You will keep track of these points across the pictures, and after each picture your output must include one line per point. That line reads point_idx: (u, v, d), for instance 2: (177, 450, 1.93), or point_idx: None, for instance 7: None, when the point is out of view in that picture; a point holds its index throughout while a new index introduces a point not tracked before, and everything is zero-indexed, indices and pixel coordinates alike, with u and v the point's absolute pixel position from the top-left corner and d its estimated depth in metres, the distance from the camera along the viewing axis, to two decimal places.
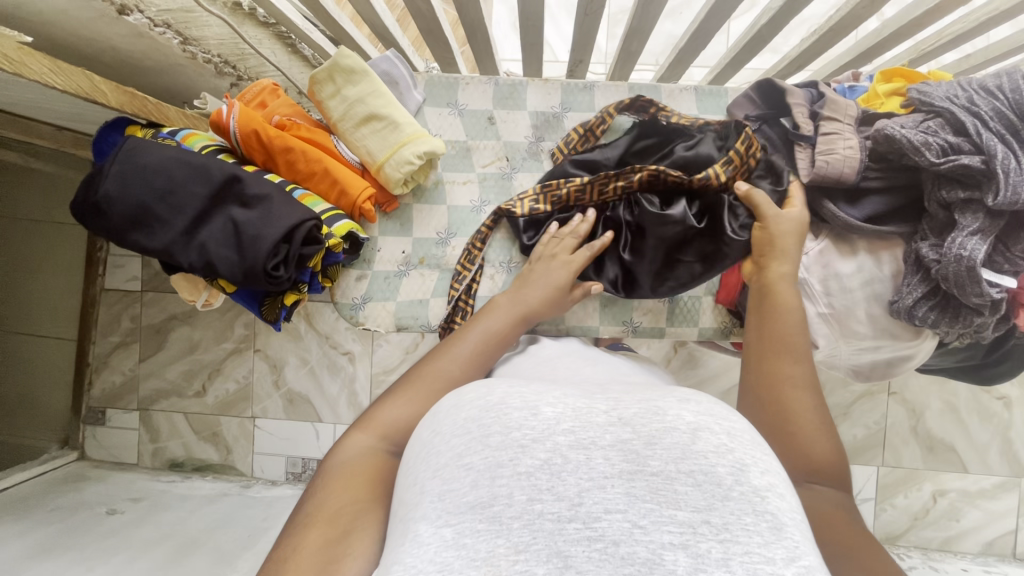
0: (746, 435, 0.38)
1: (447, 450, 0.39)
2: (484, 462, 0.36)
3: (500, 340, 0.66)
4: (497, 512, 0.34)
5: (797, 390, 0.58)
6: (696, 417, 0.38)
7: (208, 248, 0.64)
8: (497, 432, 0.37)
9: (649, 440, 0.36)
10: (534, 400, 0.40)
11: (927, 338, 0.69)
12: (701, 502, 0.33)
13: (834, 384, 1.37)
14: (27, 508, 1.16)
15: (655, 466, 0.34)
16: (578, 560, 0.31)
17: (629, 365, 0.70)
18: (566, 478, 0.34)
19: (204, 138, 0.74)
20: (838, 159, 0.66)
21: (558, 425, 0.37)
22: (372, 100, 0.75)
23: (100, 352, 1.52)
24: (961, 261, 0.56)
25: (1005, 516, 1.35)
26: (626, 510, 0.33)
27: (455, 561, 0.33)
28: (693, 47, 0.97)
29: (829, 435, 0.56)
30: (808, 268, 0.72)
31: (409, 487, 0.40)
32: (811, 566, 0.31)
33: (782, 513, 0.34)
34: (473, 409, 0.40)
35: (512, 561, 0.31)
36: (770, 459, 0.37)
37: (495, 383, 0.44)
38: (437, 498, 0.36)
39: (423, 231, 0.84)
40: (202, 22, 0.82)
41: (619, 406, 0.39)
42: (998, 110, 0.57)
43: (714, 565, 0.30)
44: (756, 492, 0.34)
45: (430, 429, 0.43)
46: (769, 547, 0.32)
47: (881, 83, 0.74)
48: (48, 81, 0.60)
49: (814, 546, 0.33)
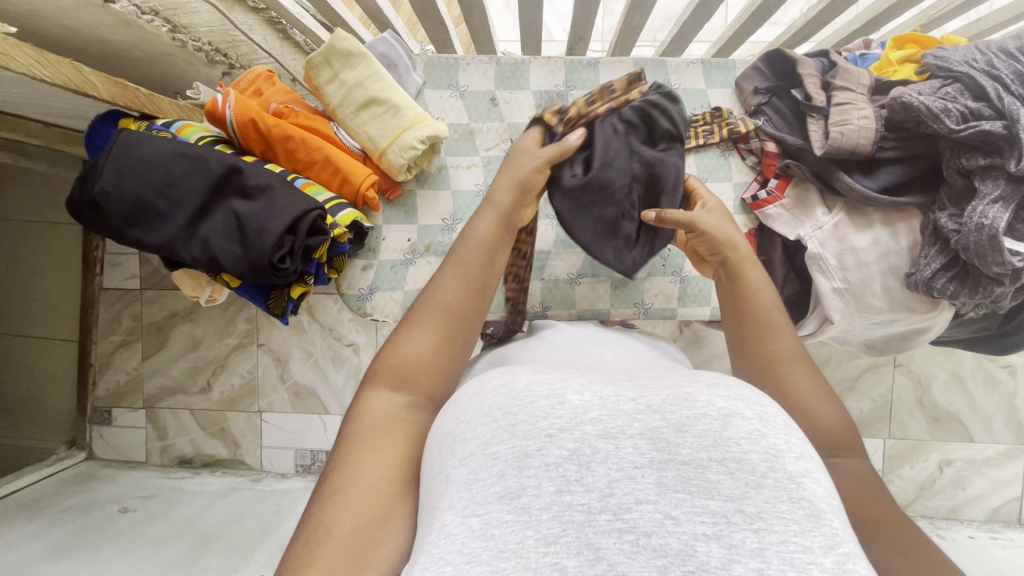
0: (778, 419, 0.36)
1: (472, 439, 0.37)
2: (511, 452, 0.34)
3: (479, 290, 0.56)
4: (527, 503, 0.32)
5: (792, 366, 0.53)
6: (726, 402, 0.36)
7: (210, 243, 0.62)
8: (524, 421, 0.35)
9: (678, 428, 0.34)
10: (559, 388, 0.37)
11: (944, 311, 0.67)
12: (735, 490, 0.31)
13: (841, 358, 1.36)
14: (39, 509, 1.17)
15: (686, 454, 0.33)
16: (609, 552, 0.30)
17: (644, 348, 0.67)
18: (595, 469, 0.33)
19: (199, 128, 0.72)
20: (853, 129, 0.65)
21: (586, 414, 0.35)
22: (371, 84, 0.72)
23: (102, 352, 1.51)
24: (982, 230, 0.55)
25: (1010, 483, 1.36)
26: (657, 500, 0.31)
27: (483, 552, 0.31)
28: (696, 21, 0.94)
29: (834, 405, 0.52)
30: (823, 243, 0.71)
31: (435, 476, 0.39)
32: (851, 553, 0.30)
33: (820, 500, 0.32)
34: (497, 397, 0.38)
35: (542, 553, 0.30)
36: (806, 445, 0.35)
37: (521, 368, 0.42)
38: (464, 487, 0.35)
39: (429, 219, 0.82)
40: (191, 9, 0.78)
41: (646, 394, 0.37)
42: (1020, 72, 0.55)
43: (749, 555, 0.29)
44: (792, 479, 0.32)
45: (454, 417, 0.41)
46: (806, 535, 0.30)
47: (894, 50, 0.72)
48: (36, 73, 0.58)
49: (853, 533, 0.32)
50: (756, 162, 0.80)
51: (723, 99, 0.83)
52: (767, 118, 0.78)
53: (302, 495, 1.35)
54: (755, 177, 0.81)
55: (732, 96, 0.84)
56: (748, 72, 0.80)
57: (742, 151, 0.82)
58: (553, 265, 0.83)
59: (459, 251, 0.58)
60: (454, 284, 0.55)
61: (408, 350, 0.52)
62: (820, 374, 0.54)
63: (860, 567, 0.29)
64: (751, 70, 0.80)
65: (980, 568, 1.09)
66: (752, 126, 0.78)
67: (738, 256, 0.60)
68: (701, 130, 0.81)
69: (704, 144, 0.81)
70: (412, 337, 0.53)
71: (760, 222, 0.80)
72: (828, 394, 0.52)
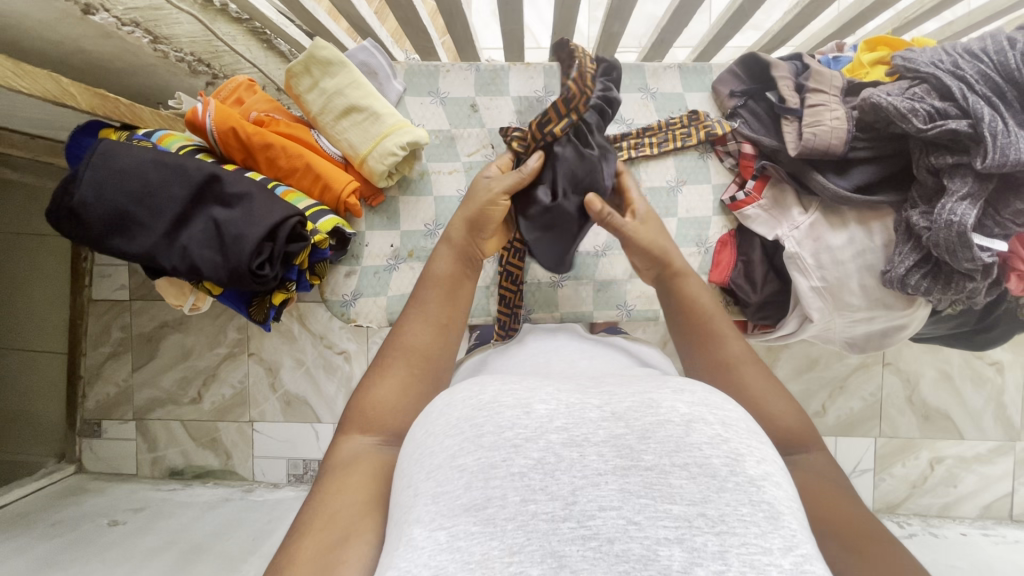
0: (741, 423, 0.36)
1: (440, 451, 0.37)
2: (477, 463, 0.34)
3: (442, 328, 0.59)
4: (492, 514, 0.32)
5: (747, 368, 0.55)
6: (690, 408, 0.36)
7: (190, 250, 0.63)
8: (490, 432, 0.35)
9: (642, 434, 0.34)
10: (526, 398, 0.38)
11: (920, 308, 0.68)
12: (697, 494, 0.32)
13: (830, 357, 1.37)
14: (28, 523, 1.16)
15: (649, 460, 0.33)
16: (573, 559, 0.30)
17: (623, 355, 0.68)
18: (560, 477, 0.33)
19: (180, 138, 0.73)
20: (825, 130, 0.66)
21: (551, 423, 0.35)
22: (351, 91, 0.73)
23: (91, 364, 1.50)
24: (952, 227, 0.56)
25: (1000, 479, 1.37)
26: (620, 506, 0.31)
27: (450, 564, 0.31)
28: (674, 27, 0.96)
29: (787, 400, 0.54)
30: (800, 242, 0.72)
31: (404, 489, 0.39)
32: (808, 554, 0.30)
33: (779, 502, 0.32)
34: (465, 408, 0.38)
35: (506, 563, 0.30)
36: (767, 449, 0.36)
37: (489, 378, 0.42)
38: (431, 500, 0.34)
39: (411, 224, 0.83)
40: (173, 20, 0.78)
41: (612, 400, 0.37)
42: (985, 73, 0.57)
43: (711, 558, 0.29)
44: (752, 482, 0.33)
45: (423, 430, 0.40)
46: (766, 537, 0.30)
47: (866, 52, 0.73)
48: (12, 83, 0.58)
49: (812, 534, 0.32)
50: (734, 164, 0.81)
51: (701, 102, 0.84)
52: (744, 120, 0.79)
53: (294, 504, 1.34)
54: (734, 179, 0.82)
55: (708, 100, 0.84)
56: (723, 76, 0.81)
57: (720, 153, 0.82)
58: (535, 268, 0.83)
59: (421, 291, 0.61)
60: (420, 330, 0.58)
61: (379, 394, 0.53)
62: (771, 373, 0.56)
63: (818, 567, 0.30)
64: (727, 73, 0.81)
65: (972, 565, 1.10)
66: (729, 128, 0.79)
67: (671, 269, 0.64)
68: (679, 133, 0.81)
69: (682, 147, 0.81)
70: (381, 380, 0.54)
71: (738, 222, 0.81)
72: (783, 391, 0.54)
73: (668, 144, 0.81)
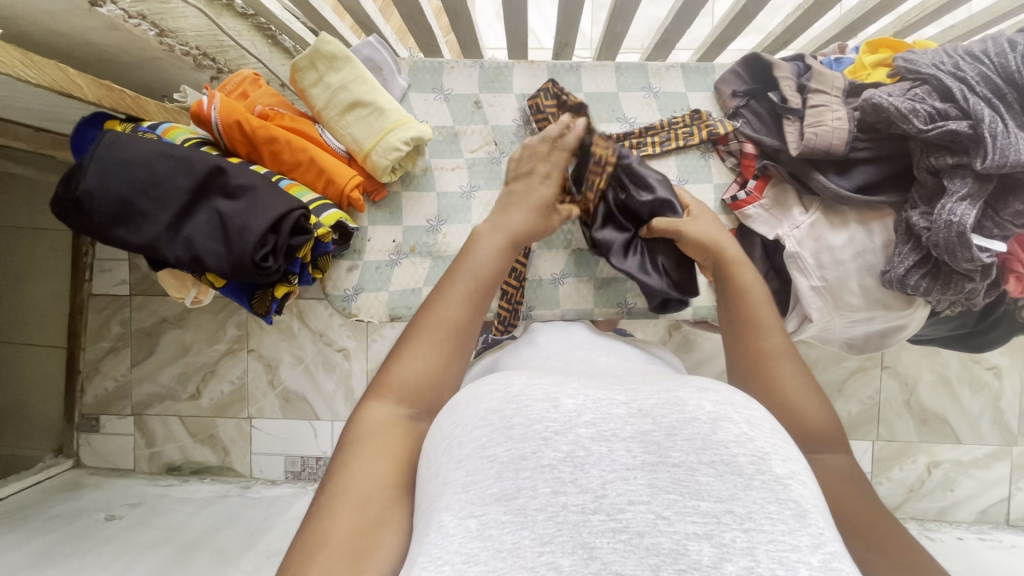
0: (765, 423, 0.36)
1: (469, 441, 0.37)
2: (508, 454, 0.34)
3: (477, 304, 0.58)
4: (523, 504, 0.32)
5: (784, 363, 0.55)
6: (716, 406, 0.36)
7: (194, 242, 0.63)
8: (520, 424, 0.35)
9: (669, 431, 0.34)
10: (554, 393, 0.38)
11: (919, 308, 0.69)
12: (725, 491, 0.32)
13: (828, 360, 1.38)
14: (25, 517, 1.15)
15: (677, 457, 0.33)
16: (603, 551, 0.30)
17: (638, 354, 0.68)
18: (589, 470, 0.33)
19: (185, 130, 0.73)
20: (827, 130, 0.66)
21: (579, 417, 0.36)
22: (355, 86, 0.74)
23: (90, 358, 1.49)
24: (951, 227, 0.56)
25: (997, 484, 1.37)
26: (649, 501, 0.31)
27: (480, 552, 0.31)
28: (677, 29, 0.97)
29: (822, 403, 0.54)
30: (800, 242, 0.72)
31: (431, 479, 0.39)
32: (837, 552, 0.30)
33: (805, 501, 0.32)
34: (493, 400, 0.38)
35: (537, 552, 0.30)
36: (792, 448, 0.36)
37: (516, 372, 0.42)
38: (461, 488, 0.34)
39: (414, 219, 0.83)
40: (178, 14, 0.77)
41: (638, 397, 0.38)
42: (985, 75, 0.57)
43: (740, 554, 0.29)
44: (778, 481, 0.32)
45: (451, 420, 0.40)
46: (794, 535, 0.30)
47: (867, 54, 0.74)
48: (20, 73, 0.58)
49: (837, 532, 0.32)
50: (735, 164, 0.81)
51: (704, 101, 0.84)
52: (746, 120, 0.79)
53: (291, 502, 1.34)
54: (735, 178, 0.82)
55: (711, 100, 0.84)
56: (726, 76, 0.81)
57: (721, 152, 0.83)
58: (536, 265, 0.84)
59: (462, 268, 0.60)
60: (453, 303, 0.57)
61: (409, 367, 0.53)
62: (810, 374, 0.56)
63: (845, 565, 0.30)
64: (729, 73, 0.81)
65: (968, 569, 1.10)
66: (731, 128, 0.79)
67: (725, 257, 0.64)
68: (681, 132, 0.82)
69: (684, 146, 0.82)
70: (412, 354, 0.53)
71: (740, 222, 0.81)
72: (817, 393, 0.54)
73: (671, 143, 0.81)
